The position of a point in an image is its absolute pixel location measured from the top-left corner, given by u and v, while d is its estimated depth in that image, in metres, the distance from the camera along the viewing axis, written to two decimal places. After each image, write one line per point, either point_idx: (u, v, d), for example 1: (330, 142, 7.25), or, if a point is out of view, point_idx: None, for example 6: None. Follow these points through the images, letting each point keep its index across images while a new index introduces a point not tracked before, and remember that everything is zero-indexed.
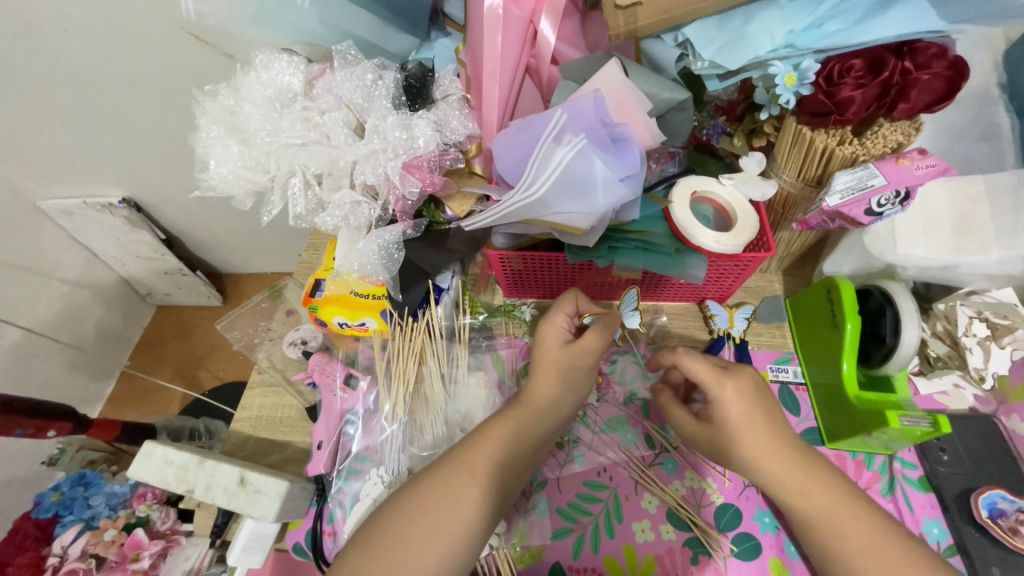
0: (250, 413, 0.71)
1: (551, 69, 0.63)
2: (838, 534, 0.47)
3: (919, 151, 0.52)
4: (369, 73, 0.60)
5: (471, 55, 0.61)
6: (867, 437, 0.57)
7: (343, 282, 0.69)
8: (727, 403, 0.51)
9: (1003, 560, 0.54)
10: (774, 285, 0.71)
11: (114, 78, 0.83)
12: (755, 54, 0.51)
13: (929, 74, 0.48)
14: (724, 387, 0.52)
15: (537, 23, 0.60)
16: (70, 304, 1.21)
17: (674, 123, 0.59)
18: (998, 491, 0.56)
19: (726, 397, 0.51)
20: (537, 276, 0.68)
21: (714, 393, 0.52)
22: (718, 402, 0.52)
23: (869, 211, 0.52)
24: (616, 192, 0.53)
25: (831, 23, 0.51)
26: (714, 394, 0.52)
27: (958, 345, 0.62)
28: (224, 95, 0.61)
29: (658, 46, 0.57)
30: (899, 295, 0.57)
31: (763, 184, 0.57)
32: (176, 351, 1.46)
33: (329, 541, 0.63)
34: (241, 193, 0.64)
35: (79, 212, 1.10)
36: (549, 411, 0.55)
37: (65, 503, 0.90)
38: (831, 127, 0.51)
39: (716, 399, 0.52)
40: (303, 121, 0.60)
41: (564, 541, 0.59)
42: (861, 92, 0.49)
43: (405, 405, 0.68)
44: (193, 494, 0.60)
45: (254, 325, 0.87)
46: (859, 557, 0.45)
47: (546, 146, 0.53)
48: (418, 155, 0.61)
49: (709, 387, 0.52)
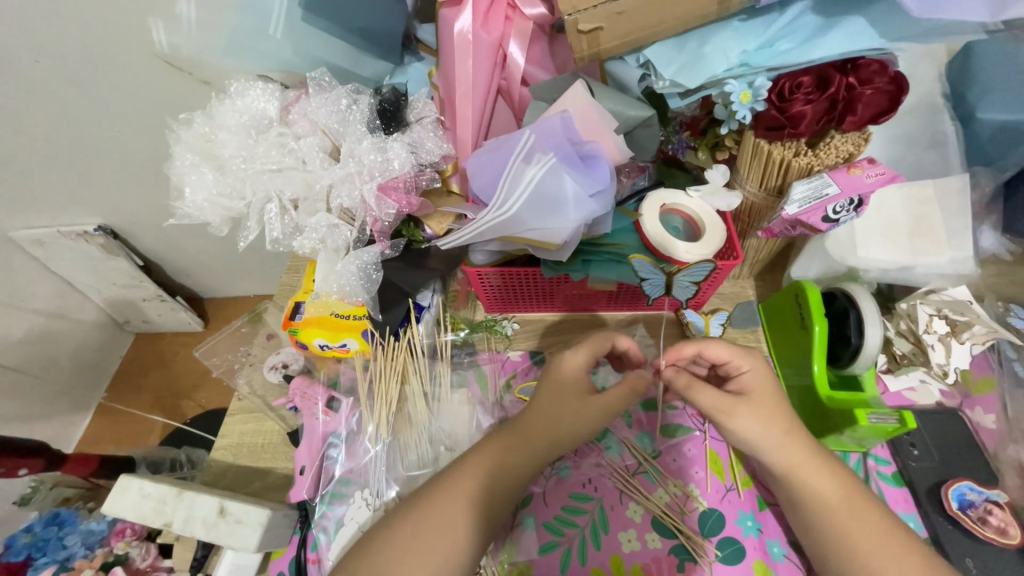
0: (230, 440, 0.70)
1: (522, 90, 0.65)
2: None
3: (869, 160, 0.55)
4: (344, 98, 0.62)
5: (443, 78, 0.63)
6: (840, 435, 0.59)
7: (323, 304, 0.70)
8: (757, 371, 0.54)
9: (975, 550, 0.56)
10: (747, 291, 0.74)
11: (89, 107, 0.83)
12: (712, 74, 0.54)
13: (872, 89, 0.52)
14: (753, 353, 0.55)
15: (506, 47, 0.63)
16: (43, 336, 1.17)
17: (642, 139, 0.61)
18: (966, 483, 0.58)
19: (757, 365, 0.54)
20: (516, 291, 0.69)
21: (750, 359, 0.54)
22: (753, 371, 0.54)
23: (826, 218, 0.54)
24: (588, 207, 0.55)
25: (782, 43, 0.54)
26: (746, 364, 0.54)
27: (921, 342, 0.64)
28: (199, 122, 0.62)
29: (623, 68, 0.60)
30: (862, 298, 0.59)
31: (729, 195, 0.60)
32: (156, 379, 1.43)
33: (313, 569, 0.62)
34: (217, 219, 0.64)
35: (53, 242, 1.08)
36: (545, 437, 0.53)
37: (38, 544, 0.86)
38: (785, 139, 0.54)
39: (749, 367, 0.54)
40: (278, 147, 0.61)
41: (551, 556, 0.59)
42: (811, 107, 0.52)
43: (389, 425, 0.67)
44: (172, 528, 0.58)
45: (233, 350, 0.85)
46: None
47: (517, 165, 0.55)
48: (393, 177, 0.61)
49: (742, 358, 0.54)
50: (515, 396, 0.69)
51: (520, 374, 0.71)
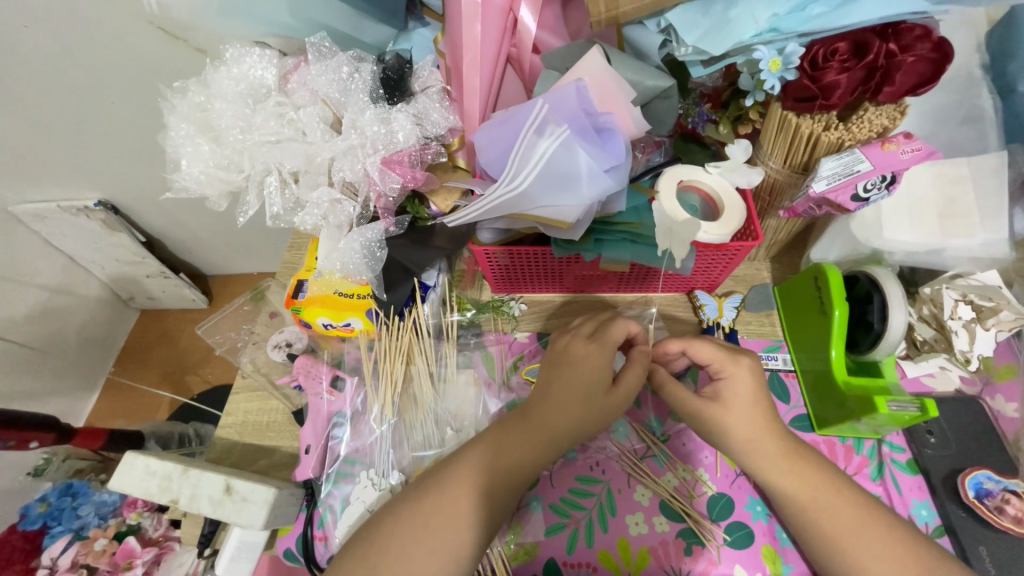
0: (235, 418, 0.69)
1: (533, 57, 0.61)
2: (814, 514, 0.48)
3: (904, 135, 0.52)
4: (345, 66, 0.58)
5: (450, 45, 0.60)
6: (856, 422, 0.57)
7: (327, 282, 0.68)
8: (738, 379, 0.52)
9: (988, 539, 0.55)
10: (762, 273, 0.71)
11: (84, 77, 0.80)
12: (739, 40, 0.51)
13: (913, 56, 0.48)
14: (739, 364, 0.53)
15: (516, 11, 0.59)
16: (49, 312, 1.17)
17: (659, 112, 0.58)
18: (984, 472, 0.57)
19: (739, 373, 0.53)
20: (522, 271, 0.67)
21: (730, 370, 0.53)
22: (729, 380, 0.53)
23: (856, 195, 0.52)
24: (601, 183, 0.52)
25: (815, 6, 0.50)
26: (727, 371, 0.53)
27: (944, 328, 0.62)
28: (194, 91, 0.59)
29: (642, 33, 0.57)
30: (886, 281, 0.57)
31: (750, 171, 0.57)
32: (163, 355, 1.43)
33: (320, 546, 0.62)
34: (215, 193, 0.61)
35: (54, 217, 1.06)
36: (558, 426, 0.52)
37: (53, 514, 0.88)
38: (816, 112, 0.50)
39: (729, 377, 0.53)
40: (277, 117, 0.58)
41: (558, 537, 0.59)
42: (847, 77, 0.48)
43: (394, 406, 0.67)
44: (178, 505, 0.58)
45: (237, 328, 0.84)
46: (837, 536, 0.47)
47: (528, 139, 0.52)
48: (397, 150, 0.59)
49: (722, 365, 0.53)
50: (522, 377, 0.67)
51: (527, 356, 0.69)
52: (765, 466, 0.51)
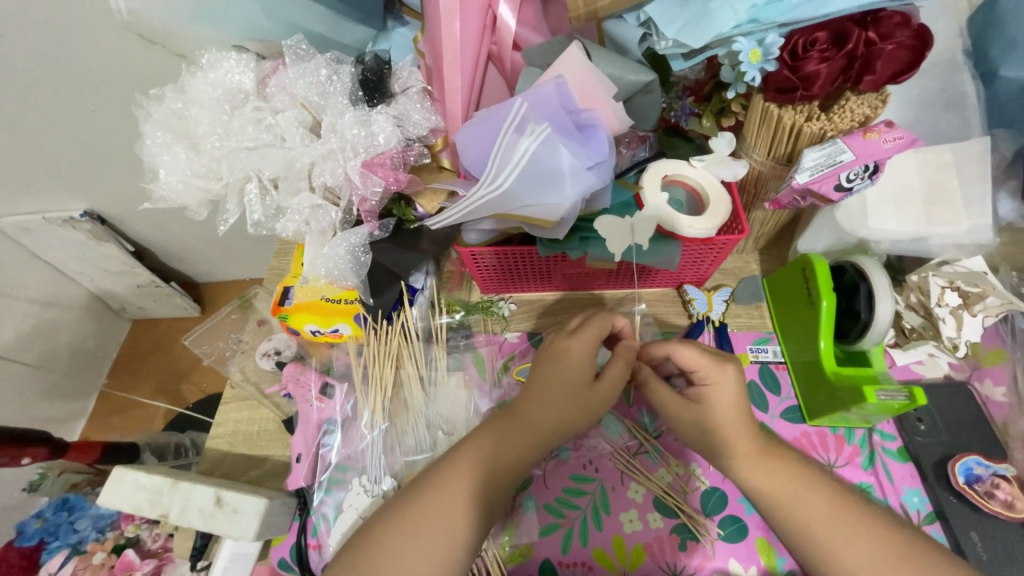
0: (225, 429, 0.68)
1: (513, 54, 0.60)
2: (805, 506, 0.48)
3: (886, 123, 0.52)
4: (323, 69, 0.57)
5: (429, 44, 0.59)
6: (846, 412, 0.57)
7: (313, 288, 0.67)
8: (724, 387, 0.52)
9: (980, 524, 0.55)
10: (751, 266, 0.71)
11: (62, 86, 0.78)
12: (719, 31, 0.50)
13: (893, 44, 0.47)
14: (725, 371, 0.52)
15: (495, 8, 0.58)
16: (39, 327, 1.16)
17: (642, 106, 0.57)
18: (974, 457, 0.57)
19: (724, 380, 0.52)
20: (511, 271, 0.67)
21: (716, 377, 0.52)
22: (714, 388, 0.52)
23: (839, 185, 0.51)
24: (584, 180, 0.52)
25: None
26: (713, 378, 0.53)
27: (931, 315, 0.62)
28: (170, 98, 0.58)
29: (621, 27, 0.56)
30: (873, 270, 0.57)
31: (734, 164, 0.56)
32: (156, 365, 1.42)
33: (314, 554, 0.61)
34: (194, 202, 0.60)
35: (40, 229, 1.04)
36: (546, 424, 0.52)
37: (51, 529, 0.87)
38: (797, 103, 0.50)
39: (714, 385, 0.52)
40: (255, 123, 0.57)
41: (552, 536, 0.59)
42: (827, 66, 0.48)
43: (385, 411, 0.66)
44: (168, 519, 0.58)
45: (225, 337, 0.84)
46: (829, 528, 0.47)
47: (508, 137, 0.51)
48: (379, 152, 0.58)
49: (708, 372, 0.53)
50: (513, 377, 0.67)
51: (518, 356, 0.69)
52: (757, 461, 0.51)
